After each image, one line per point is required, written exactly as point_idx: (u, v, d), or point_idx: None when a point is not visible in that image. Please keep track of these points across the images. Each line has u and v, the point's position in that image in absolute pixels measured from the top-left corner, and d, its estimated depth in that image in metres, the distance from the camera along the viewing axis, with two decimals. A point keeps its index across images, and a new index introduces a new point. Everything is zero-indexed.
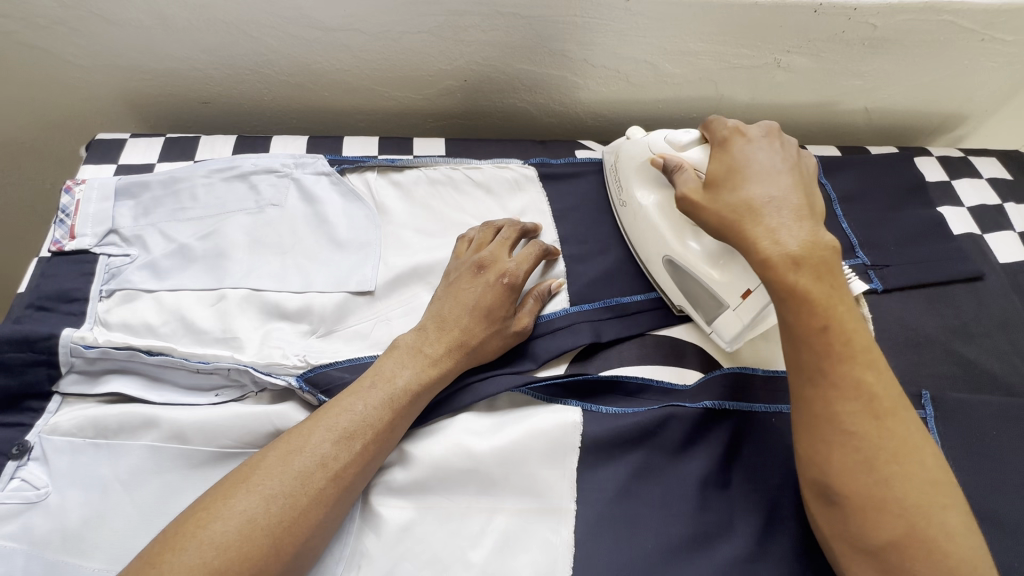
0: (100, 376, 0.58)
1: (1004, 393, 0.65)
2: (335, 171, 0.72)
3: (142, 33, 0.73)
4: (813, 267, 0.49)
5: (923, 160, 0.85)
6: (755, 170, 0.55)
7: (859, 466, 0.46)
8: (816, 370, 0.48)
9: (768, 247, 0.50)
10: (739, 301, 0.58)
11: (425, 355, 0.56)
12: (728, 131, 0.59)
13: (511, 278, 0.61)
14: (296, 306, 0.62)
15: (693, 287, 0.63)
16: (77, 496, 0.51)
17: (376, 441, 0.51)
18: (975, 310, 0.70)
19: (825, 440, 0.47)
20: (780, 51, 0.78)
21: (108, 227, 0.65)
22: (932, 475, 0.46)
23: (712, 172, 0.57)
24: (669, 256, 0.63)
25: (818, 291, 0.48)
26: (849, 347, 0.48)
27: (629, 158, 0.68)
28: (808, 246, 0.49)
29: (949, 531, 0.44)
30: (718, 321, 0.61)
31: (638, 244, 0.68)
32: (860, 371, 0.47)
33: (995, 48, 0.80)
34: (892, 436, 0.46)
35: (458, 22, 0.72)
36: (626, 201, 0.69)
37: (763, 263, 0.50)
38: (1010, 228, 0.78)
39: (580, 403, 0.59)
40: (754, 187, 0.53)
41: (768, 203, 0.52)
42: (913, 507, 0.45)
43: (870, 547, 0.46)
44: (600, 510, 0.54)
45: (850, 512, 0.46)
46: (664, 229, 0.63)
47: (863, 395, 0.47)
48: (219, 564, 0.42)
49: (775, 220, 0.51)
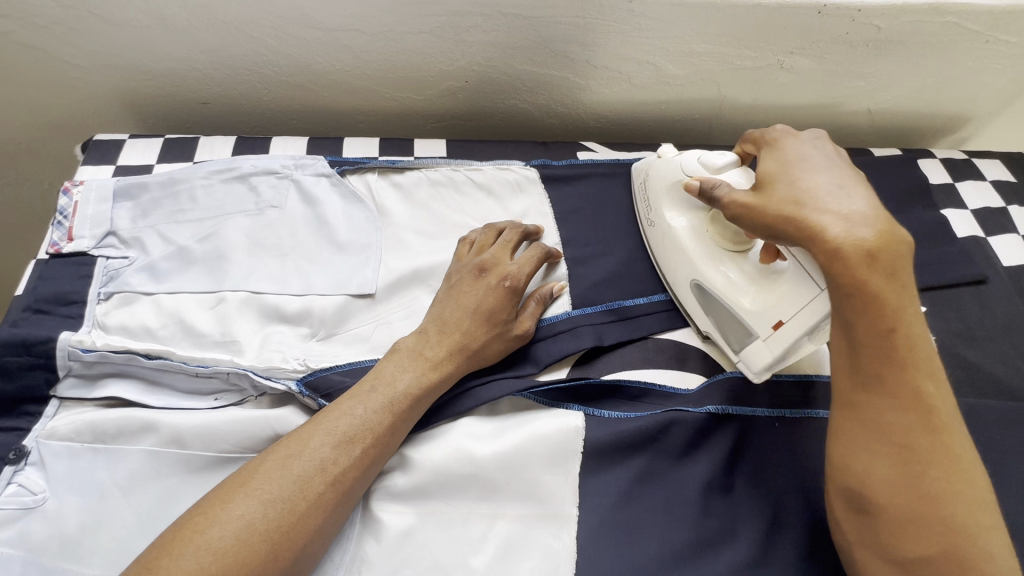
0: (98, 380, 0.58)
1: (1008, 397, 0.65)
2: (335, 172, 0.71)
3: (140, 33, 0.72)
4: (886, 263, 0.45)
5: (926, 162, 0.85)
6: (813, 166, 0.52)
7: (901, 477, 0.46)
8: (873, 376, 0.47)
9: (838, 235, 0.46)
10: (769, 331, 0.56)
11: (425, 358, 0.56)
12: (776, 135, 0.57)
13: (513, 281, 0.61)
14: (296, 309, 0.62)
15: (720, 312, 0.61)
16: (75, 502, 0.51)
17: (376, 446, 0.51)
18: (979, 314, 0.70)
19: (869, 447, 0.47)
20: (783, 52, 0.78)
21: (106, 229, 0.64)
22: (976, 493, 0.45)
23: (764, 171, 0.54)
24: (697, 279, 0.62)
25: (888, 290, 0.45)
26: (910, 355, 0.46)
27: (661, 179, 0.68)
28: (884, 236, 0.46)
29: (989, 552, 0.44)
30: (747, 350, 0.59)
31: (665, 264, 0.67)
32: (918, 381, 0.46)
33: (1000, 50, 0.79)
34: (940, 450, 0.46)
35: (459, 22, 0.72)
36: (654, 221, 0.68)
37: (830, 255, 0.46)
38: (1014, 231, 0.78)
39: (582, 408, 0.58)
40: (814, 180, 0.50)
41: (833, 194, 0.49)
42: (954, 523, 0.44)
43: (901, 559, 0.46)
44: (603, 515, 0.54)
45: (884, 522, 0.47)
46: (694, 253, 0.63)
47: (920, 405, 0.46)
48: (217, 570, 0.42)
49: (845, 211, 0.47)
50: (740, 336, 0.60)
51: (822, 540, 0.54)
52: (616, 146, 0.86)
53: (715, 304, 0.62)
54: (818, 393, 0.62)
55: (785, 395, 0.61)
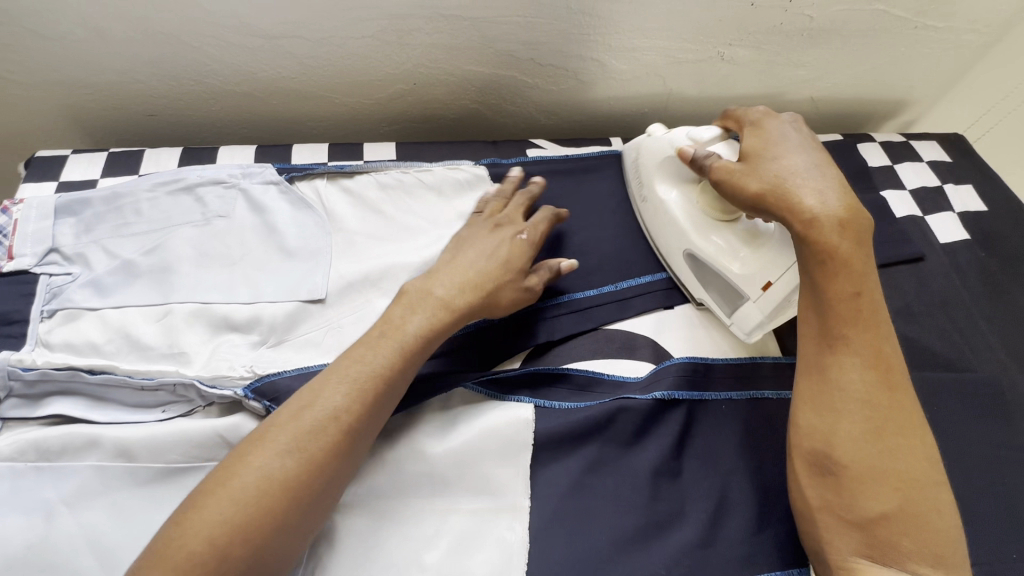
0: (41, 399, 0.57)
1: (944, 369, 0.67)
2: (283, 180, 0.72)
3: (77, 46, 0.71)
4: (853, 232, 0.51)
5: (867, 144, 0.87)
6: (792, 144, 0.56)
7: (863, 435, 0.49)
8: (838, 335, 0.51)
9: (813, 208, 0.51)
10: (758, 294, 0.60)
11: (437, 297, 0.56)
12: (758, 115, 0.60)
13: (528, 236, 0.64)
14: (245, 317, 0.62)
15: (713, 277, 0.65)
16: (17, 522, 0.50)
17: (387, 390, 0.51)
18: (917, 290, 0.72)
19: (834, 405, 0.50)
20: (722, 45, 0.80)
21: (47, 246, 0.63)
22: (927, 451, 0.49)
23: (749, 148, 0.58)
24: (690, 250, 0.66)
25: (854, 256, 0.51)
26: (874, 316, 0.51)
27: (651, 157, 0.70)
28: (851, 210, 0.52)
29: (938, 506, 0.47)
30: (740, 312, 0.63)
31: (659, 236, 0.70)
32: (879, 341, 0.51)
33: (929, 35, 0.82)
34: (898, 409, 0.49)
35: (401, 25, 0.72)
36: (647, 197, 0.71)
37: (808, 224, 0.51)
38: (950, 209, 0.80)
39: (532, 400, 0.59)
40: (793, 157, 0.55)
41: (804, 171, 0.54)
42: (910, 480, 0.48)
43: (859, 519, 0.48)
44: (555, 505, 0.55)
45: (845, 480, 0.49)
46: (686, 225, 0.65)
47: (881, 363, 0.50)
48: (239, 519, 0.43)
49: (819, 185, 0.52)
50: (732, 298, 0.64)
51: (768, 516, 0.56)
52: (567, 141, 0.87)
53: (707, 270, 0.66)
54: (764, 374, 0.64)
55: (732, 379, 0.63)
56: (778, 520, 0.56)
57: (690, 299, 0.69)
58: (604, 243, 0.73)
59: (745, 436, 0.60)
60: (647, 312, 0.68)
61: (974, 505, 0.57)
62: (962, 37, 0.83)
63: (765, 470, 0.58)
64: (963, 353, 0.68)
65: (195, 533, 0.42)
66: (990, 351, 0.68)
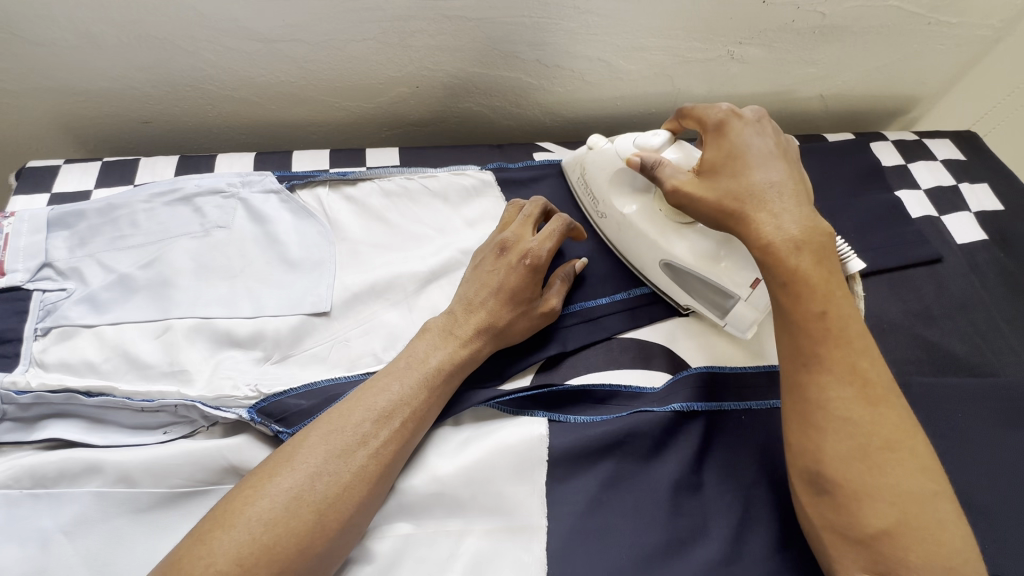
0: (37, 422, 0.55)
1: (969, 373, 0.65)
2: (284, 188, 0.69)
3: (69, 53, 0.69)
4: (813, 250, 0.51)
5: (879, 143, 0.86)
6: (753, 157, 0.54)
7: (851, 452, 0.47)
8: (809, 354, 0.50)
9: (770, 234, 0.51)
10: (747, 292, 0.58)
11: (457, 336, 0.57)
12: (722, 115, 0.57)
13: (533, 258, 0.60)
14: (248, 332, 0.59)
15: (697, 285, 0.62)
16: (12, 552, 0.48)
17: (414, 419, 0.51)
18: (936, 293, 0.71)
19: (814, 425, 0.48)
20: (732, 43, 0.78)
21: (40, 261, 0.61)
22: (923, 462, 0.47)
23: (710, 161, 0.56)
24: (666, 260, 0.62)
25: (816, 274, 0.50)
26: (845, 332, 0.49)
27: (601, 169, 0.67)
28: (807, 229, 0.51)
29: (940, 520, 0.45)
30: (732, 312, 0.61)
31: (630, 250, 0.67)
32: (853, 357, 0.49)
33: (942, 31, 0.80)
34: (884, 423, 0.47)
35: (403, 27, 0.70)
36: (605, 213, 0.68)
37: (765, 249, 0.51)
38: (966, 208, 0.79)
39: (547, 415, 0.58)
40: (754, 175, 0.53)
41: (765, 189, 0.53)
42: (904, 494, 0.45)
43: (860, 537, 0.46)
44: (573, 523, 0.53)
45: (841, 499, 0.47)
46: (656, 234, 0.63)
47: (859, 379, 0.48)
48: (268, 539, 0.43)
49: (777, 206, 0.52)
50: (720, 301, 0.62)
51: (792, 532, 0.54)
52: (574, 144, 0.85)
53: (689, 278, 0.63)
54: None
55: (751, 388, 0.61)
56: (803, 535, 0.54)
57: (678, 308, 0.66)
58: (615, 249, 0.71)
59: (768, 447, 0.58)
60: (661, 319, 0.66)
61: (1011, 515, 0.55)
62: (975, 32, 0.82)
63: (789, 483, 0.56)
64: (987, 357, 0.66)
65: (223, 554, 0.41)
66: (1013, 354, 0.67)
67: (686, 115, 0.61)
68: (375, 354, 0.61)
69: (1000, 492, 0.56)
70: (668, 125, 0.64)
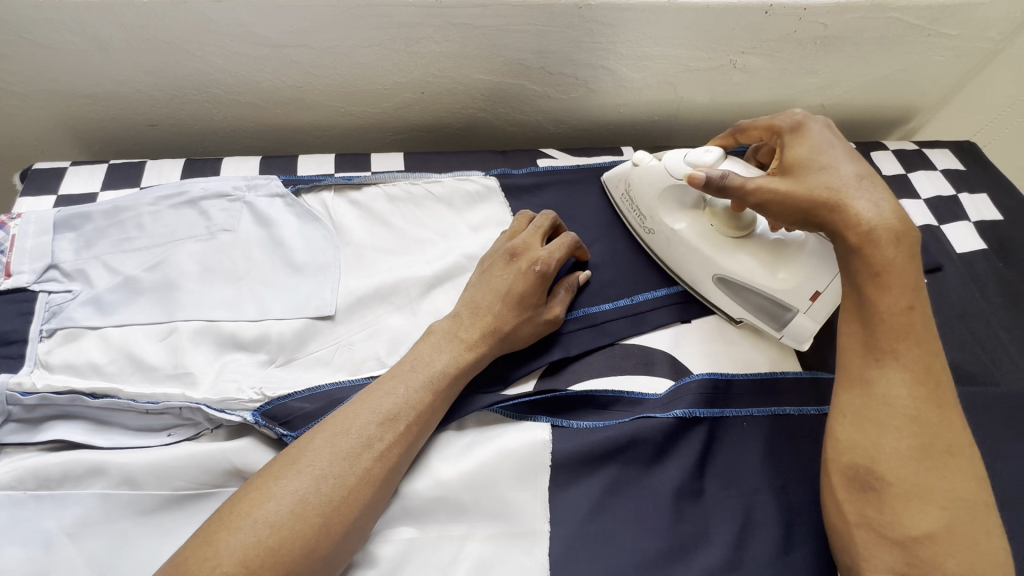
0: (40, 424, 0.55)
1: (968, 381, 0.65)
2: (289, 192, 0.70)
3: (77, 57, 0.69)
4: (906, 246, 0.50)
5: (879, 153, 0.87)
6: (840, 152, 0.55)
7: (912, 450, 0.47)
8: (886, 348, 0.49)
9: (870, 219, 0.51)
10: (808, 303, 0.59)
11: (461, 340, 0.57)
12: (798, 117, 0.59)
13: (543, 265, 0.61)
14: (253, 335, 0.60)
15: (750, 299, 0.63)
16: (15, 554, 0.48)
17: (419, 423, 0.52)
18: (935, 301, 0.71)
19: (880, 420, 0.48)
20: (735, 53, 0.78)
21: (47, 263, 0.61)
22: (977, 472, 0.47)
23: (794, 156, 0.56)
24: (720, 274, 0.63)
25: (907, 270, 0.50)
26: (925, 332, 0.49)
27: (647, 186, 0.68)
28: (905, 222, 0.51)
29: (987, 529, 0.45)
30: (790, 326, 0.61)
31: (679, 266, 0.68)
32: (928, 358, 0.49)
33: (942, 42, 0.81)
34: (947, 426, 0.48)
35: (410, 34, 0.71)
36: (653, 228, 0.69)
37: (863, 235, 0.51)
38: (966, 218, 0.80)
39: (549, 420, 0.58)
40: (845, 167, 0.54)
41: (855, 182, 0.53)
42: (957, 501, 0.46)
43: (901, 538, 0.46)
44: (574, 529, 0.53)
45: (889, 497, 0.47)
46: (712, 249, 0.63)
47: (930, 379, 0.48)
48: (272, 543, 0.43)
49: (871, 197, 0.52)
50: (776, 315, 0.62)
51: (794, 538, 0.54)
52: (577, 150, 0.86)
53: (742, 292, 0.63)
54: (784, 390, 0.62)
55: (753, 395, 0.61)
56: (805, 542, 0.54)
57: (727, 318, 0.67)
58: (618, 257, 0.72)
59: (769, 454, 0.58)
60: (663, 327, 0.67)
61: (1012, 524, 0.55)
62: (975, 44, 0.82)
63: (791, 490, 0.56)
64: (987, 366, 0.67)
65: (229, 556, 0.41)
66: (1012, 363, 0.67)
67: (746, 130, 0.63)
68: (379, 358, 0.61)
69: (1001, 502, 0.56)
70: (720, 141, 0.66)
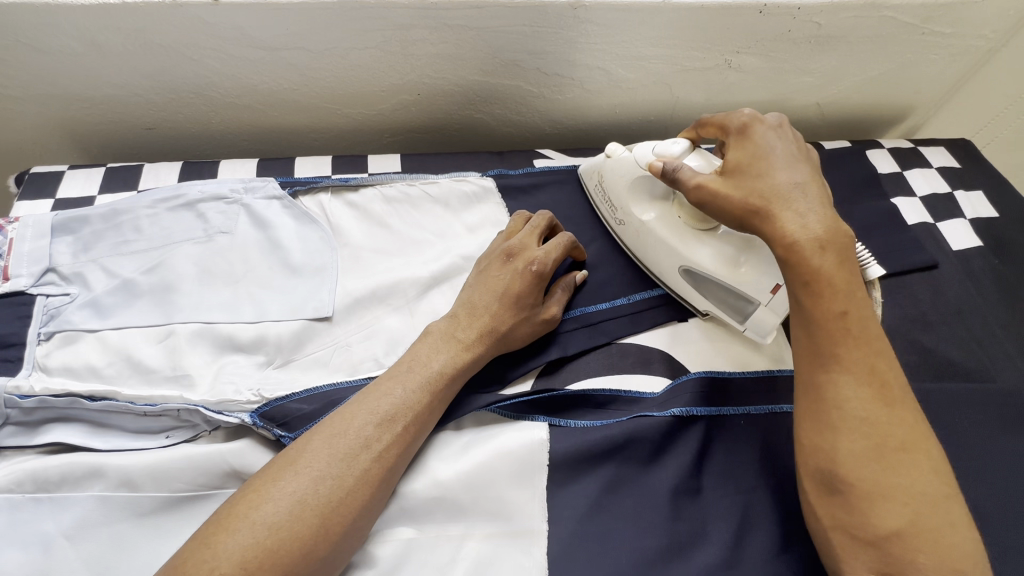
0: (39, 427, 0.56)
1: (965, 377, 0.66)
2: (286, 194, 0.70)
3: (75, 61, 0.70)
4: (835, 251, 0.50)
5: (874, 151, 0.87)
6: (777, 158, 0.55)
7: (866, 452, 0.47)
8: (827, 354, 0.50)
9: (794, 232, 0.51)
10: (769, 297, 0.59)
11: (458, 340, 0.57)
12: (745, 118, 0.58)
13: (539, 265, 0.61)
14: (251, 337, 0.60)
15: (715, 289, 0.63)
16: (15, 556, 0.48)
17: (417, 423, 0.52)
18: (932, 298, 0.71)
19: (831, 424, 0.48)
20: (730, 52, 0.79)
21: (44, 266, 0.61)
22: (935, 465, 0.47)
23: (734, 161, 0.56)
24: (684, 265, 0.63)
25: (837, 275, 0.50)
26: (865, 334, 0.50)
27: (616, 177, 0.69)
28: (831, 229, 0.51)
29: (952, 521, 0.45)
30: (753, 318, 0.61)
31: (649, 258, 0.68)
32: (871, 358, 0.49)
33: (936, 40, 0.81)
34: (898, 423, 0.48)
35: (405, 35, 0.71)
36: (624, 219, 0.70)
37: (790, 247, 0.51)
38: (961, 215, 0.80)
39: (547, 419, 0.58)
40: (778, 174, 0.53)
41: (789, 189, 0.52)
42: (918, 496, 0.46)
43: (870, 537, 0.46)
44: (572, 529, 0.53)
45: (854, 499, 0.47)
46: (676, 241, 0.64)
47: (876, 379, 0.49)
48: (272, 543, 0.43)
49: (802, 206, 0.52)
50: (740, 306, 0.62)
51: (792, 536, 0.54)
52: (574, 150, 0.86)
53: (707, 283, 0.63)
54: (782, 387, 0.62)
55: (751, 393, 0.62)
56: (802, 539, 0.54)
57: (695, 310, 0.67)
58: (614, 256, 0.72)
59: (767, 451, 0.58)
60: (661, 325, 0.67)
61: (1009, 521, 0.55)
62: (969, 42, 0.83)
63: (788, 487, 0.56)
64: (984, 362, 0.67)
65: (227, 558, 0.42)
66: (1008, 360, 0.67)
67: (706, 123, 0.62)
68: (376, 359, 0.61)
69: (999, 497, 0.56)
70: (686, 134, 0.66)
